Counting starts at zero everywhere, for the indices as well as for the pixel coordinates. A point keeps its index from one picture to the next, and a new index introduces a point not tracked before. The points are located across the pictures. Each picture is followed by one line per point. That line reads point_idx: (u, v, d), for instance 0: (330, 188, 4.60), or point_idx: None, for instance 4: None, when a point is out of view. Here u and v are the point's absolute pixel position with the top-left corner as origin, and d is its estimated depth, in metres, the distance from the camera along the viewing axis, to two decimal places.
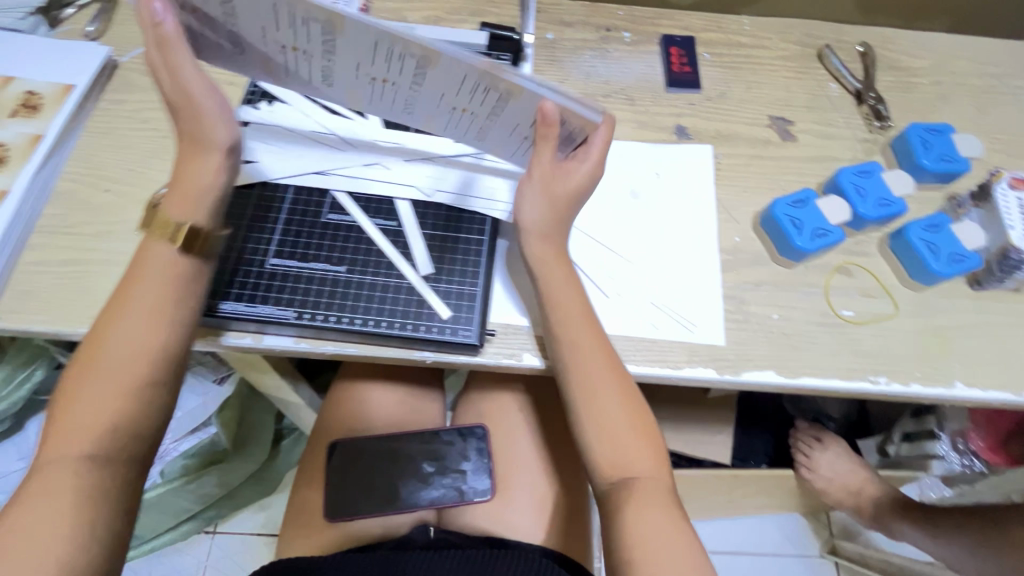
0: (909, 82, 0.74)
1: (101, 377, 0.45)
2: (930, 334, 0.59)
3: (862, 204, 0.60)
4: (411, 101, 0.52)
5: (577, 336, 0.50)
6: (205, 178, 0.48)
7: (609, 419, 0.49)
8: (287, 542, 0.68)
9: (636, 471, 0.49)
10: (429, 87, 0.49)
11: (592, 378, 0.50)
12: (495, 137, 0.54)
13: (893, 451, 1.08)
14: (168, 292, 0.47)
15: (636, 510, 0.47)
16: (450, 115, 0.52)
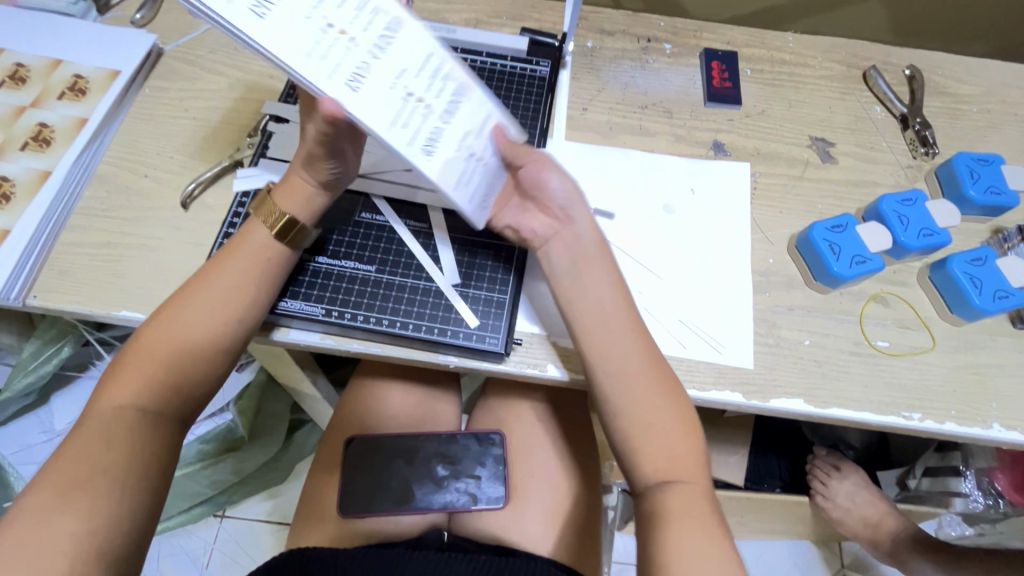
0: (956, 109, 0.72)
1: (146, 364, 0.44)
2: (968, 372, 0.57)
3: (904, 233, 0.58)
4: (352, 73, 0.39)
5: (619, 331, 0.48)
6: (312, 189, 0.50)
7: (648, 421, 0.47)
8: (298, 535, 0.68)
9: (677, 474, 0.46)
10: (385, 59, 0.40)
11: (631, 372, 0.48)
12: (447, 139, 0.43)
13: (913, 486, 1.05)
14: (244, 291, 0.48)
15: (676, 520, 0.44)
16: (400, 107, 0.41)
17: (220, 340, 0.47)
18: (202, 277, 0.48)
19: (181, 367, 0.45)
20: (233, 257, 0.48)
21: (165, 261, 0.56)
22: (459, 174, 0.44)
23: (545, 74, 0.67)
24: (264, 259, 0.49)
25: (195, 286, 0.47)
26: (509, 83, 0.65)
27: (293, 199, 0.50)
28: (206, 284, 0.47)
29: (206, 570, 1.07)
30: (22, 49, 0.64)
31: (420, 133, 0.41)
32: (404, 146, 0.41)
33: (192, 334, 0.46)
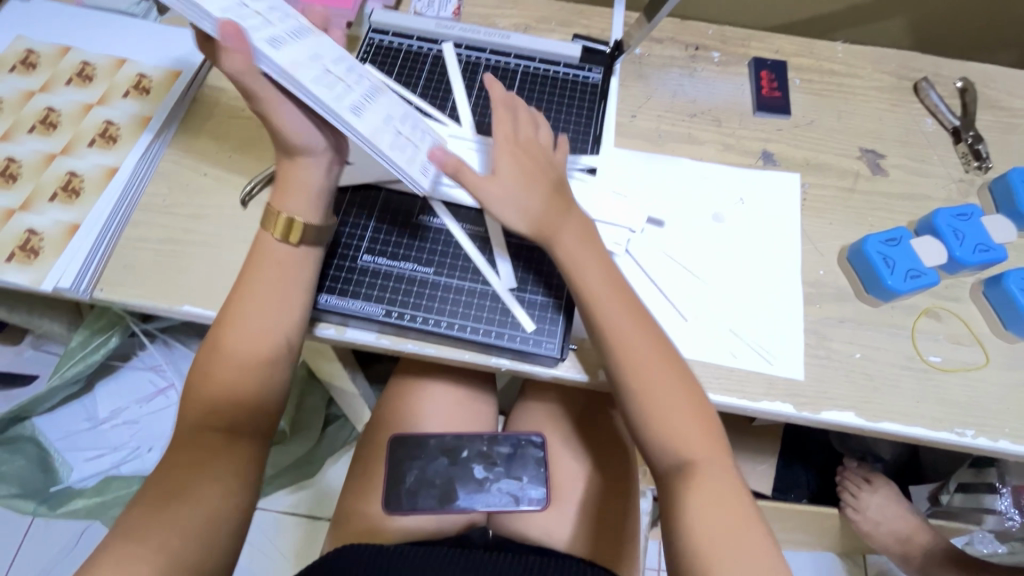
0: (1009, 123, 0.71)
1: (215, 381, 0.47)
2: (1023, 390, 0.56)
3: (959, 248, 0.58)
4: (273, 42, 0.42)
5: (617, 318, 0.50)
6: (309, 177, 0.49)
7: (663, 408, 0.48)
8: (340, 529, 0.69)
9: (697, 455, 0.48)
10: (305, 44, 0.45)
11: (636, 358, 0.49)
12: (377, 109, 0.47)
13: (945, 501, 1.03)
14: (273, 296, 0.48)
15: (701, 499, 0.46)
16: (325, 74, 0.44)
17: (268, 347, 0.48)
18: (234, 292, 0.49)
19: (243, 377, 0.47)
20: (260, 265, 0.49)
21: (226, 258, 0.58)
22: (395, 140, 0.46)
23: (598, 81, 0.67)
24: (282, 262, 0.49)
25: (234, 299, 0.48)
26: (562, 89, 0.66)
27: (286, 196, 0.49)
28: (236, 297, 0.48)
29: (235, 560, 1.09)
30: (88, 48, 0.66)
31: (350, 98, 0.45)
32: (331, 100, 0.43)
33: (242, 347, 0.47)
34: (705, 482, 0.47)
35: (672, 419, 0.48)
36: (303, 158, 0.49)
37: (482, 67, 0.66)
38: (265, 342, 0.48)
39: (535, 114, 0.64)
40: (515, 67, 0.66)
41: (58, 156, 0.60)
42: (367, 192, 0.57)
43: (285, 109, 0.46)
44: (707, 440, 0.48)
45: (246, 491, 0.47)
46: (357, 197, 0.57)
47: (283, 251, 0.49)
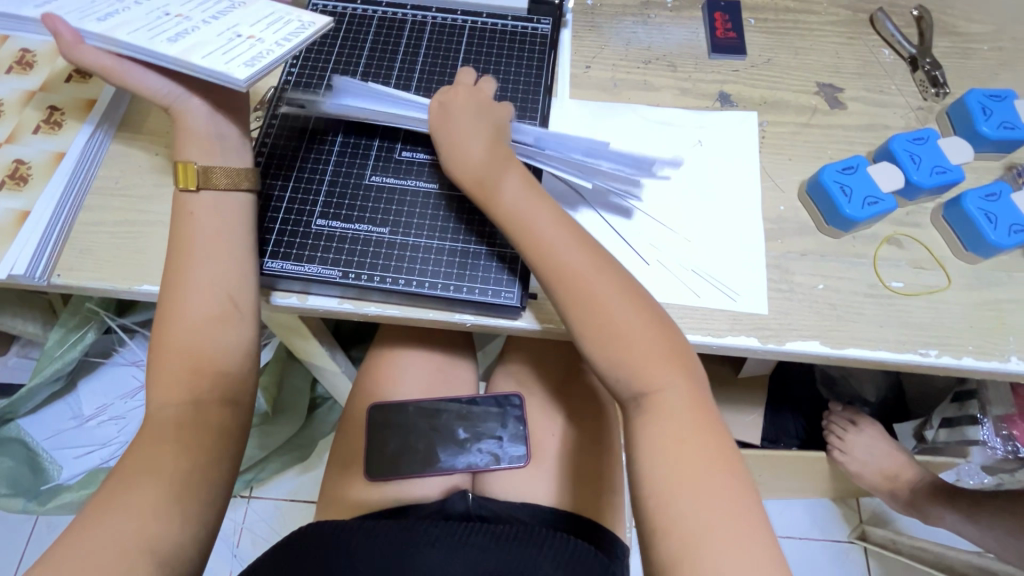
0: (967, 48, 0.71)
1: (172, 347, 0.47)
2: (986, 309, 0.56)
3: (916, 171, 0.58)
4: (184, 33, 0.47)
5: (565, 251, 0.49)
6: (202, 125, 0.51)
7: (622, 338, 0.48)
8: (327, 500, 0.70)
9: (657, 392, 0.47)
10: (227, 20, 0.50)
11: (591, 297, 0.48)
12: (206, 34, 0.48)
13: (931, 437, 1.06)
14: (216, 255, 0.49)
15: (658, 432, 0.46)
16: (230, 40, 0.47)
17: (215, 305, 0.48)
18: (175, 257, 0.49)
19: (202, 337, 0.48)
20: (200, 225, 0.49)
21: None
22: (219, 52, 0.46)
23: (547, 32, 0.66)
24: (220, 220, 0.50)
25: (177, 261, 0.49)
26: (511, 42, 0.65)
27: (187, 148, 0.50)
28: (177, 260, 0.49)
29: (237, 549, 1.10)
30: (26, 35, 0.65)
31: (174, 33, 0.47)
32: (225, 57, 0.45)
33: (193, 308, 0.48)
34: (666, 414, 0.46)
35: (628, 352, 0.48)
36: (177, 108, 0.50)
37: (429, 26, 0.64)
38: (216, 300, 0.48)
39: (484, 70, 0.63)
40: (462, 24, 0.65)
41: (4, 145, 0.59)
42: (317, 158, 0.57)
43: (131, 71, 0.48)
44: (668, 372, 0.48)
45: (215, 460, 0.47)
46: (308, 164, 0.57)
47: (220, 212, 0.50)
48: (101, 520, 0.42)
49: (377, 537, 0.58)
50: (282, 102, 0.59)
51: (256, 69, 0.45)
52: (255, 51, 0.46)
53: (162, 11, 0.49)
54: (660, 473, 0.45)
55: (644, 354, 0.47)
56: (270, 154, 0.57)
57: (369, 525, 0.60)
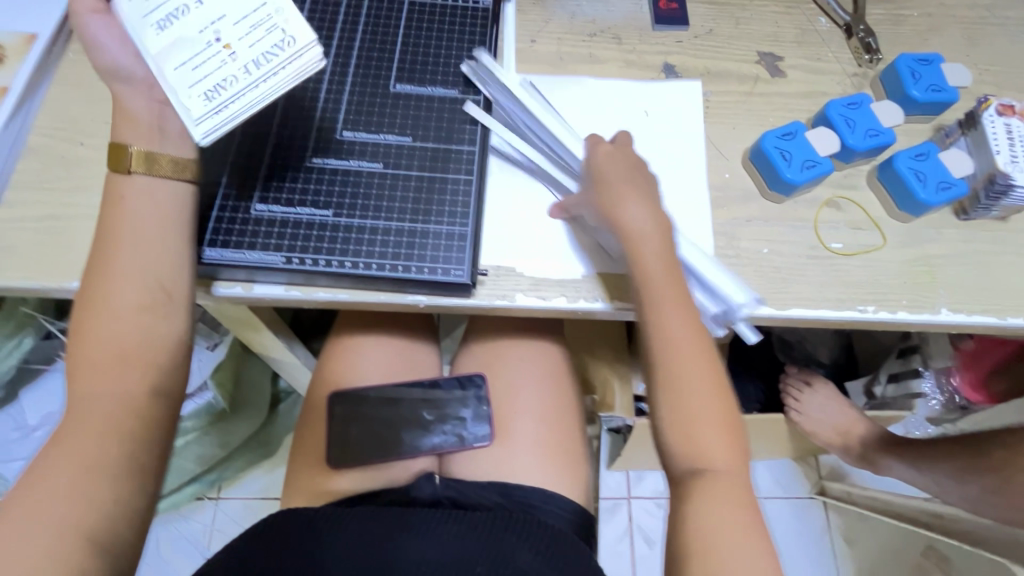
0: (898, 15, 0.73)
1: (96, 343, 0.45)
2: (918, 265, 0.59)
3: (851, 135, 0.60)
4: (172, 14, 0.45)
5: (670, 325, 0.51)
6: (137, 103, 0.47)
7: (696, 412, 0.50)
8: (291, 492, 0.69)
9: (713, 464, 0.49)
10: (218, 3, 0.46)
11: (674, 367, 0.50)
12: (185, 27, 0.45)
13: (880, 393, 1.11)
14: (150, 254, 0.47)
15: (707, 504, 0.48)
16: (212, 46, 0.45)
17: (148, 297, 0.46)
18: (100, 251, 0.46)
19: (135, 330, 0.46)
20: (131, 213, 0.46)
21: None
22: (188, 69, 0.45)
23: (488, 5, 0.65)
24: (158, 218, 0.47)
25: (104, 251, 0.46)
26: (452, 18, 0.62)
27: (123, 128, 0.47)
28: (106, 252, 0.46)
29: (207, 551, 1.08)
30: None
31: (164, 13, 0.45)
32: (192, 87, 0.45)
33: (123, 298, 0.46)
34: (723, 491, 0.48)
35: (698, 423, 0.49)
36: (110, 78, 0.47)
37: (365, 2, 0.62)
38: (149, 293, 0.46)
39: (424, 45, 0.60)
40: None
41: None
42: (253, 141, 0.55)
43: (93, 25, 0.45)
44: (728, 446, 0.50)
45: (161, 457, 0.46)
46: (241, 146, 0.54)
47: (151, 201, 0.47)
48: (38, 527, 0.41)
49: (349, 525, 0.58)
50: None
51: (214, 117, 0.45)
52: (222, 73, 0.45)
53: None
54: (704, 527, 0.47)
55: (713, 428, 0.49)
56: None
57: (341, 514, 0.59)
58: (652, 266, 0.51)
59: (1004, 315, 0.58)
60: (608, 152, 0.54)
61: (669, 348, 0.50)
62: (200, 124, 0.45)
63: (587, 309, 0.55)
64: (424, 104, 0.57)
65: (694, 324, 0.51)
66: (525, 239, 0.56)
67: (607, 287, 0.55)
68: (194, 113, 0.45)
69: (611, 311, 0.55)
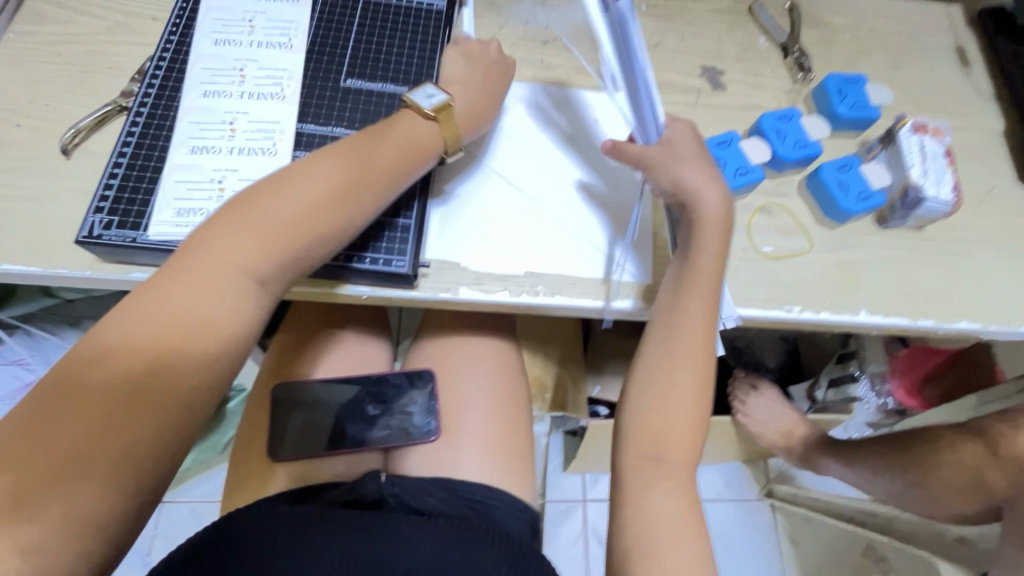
0: (831, 38, 0.78)
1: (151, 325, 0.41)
2: (841, 269, 0.63)
3: (781, 146, 0.64)
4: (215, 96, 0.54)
5: (690, 319, 0.53)
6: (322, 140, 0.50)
7: (674, 406, 0.51)
8: (232, 487, 0.68)
9: (671, 453, 0.51)
10: (251, 114, 0.54)
11: (676, 350, 0.53)
12: (202, 155, 0.52)
13: (821, 397, 1.15)
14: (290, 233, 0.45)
15: (660, 491, 0.49)
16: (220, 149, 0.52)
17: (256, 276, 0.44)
18: (254, 201, 0.46)
19: (178, 296, 0.42)
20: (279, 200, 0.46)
21: (49, 210, 0.53)
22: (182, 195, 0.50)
23: (442, 9, 0.66)
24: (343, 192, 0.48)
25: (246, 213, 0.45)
26: (405, 18, 0.63)
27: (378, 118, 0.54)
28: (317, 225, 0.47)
29: (148, 558, 1.04)
30: None
31: (214, 91, 0.54)
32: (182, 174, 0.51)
33: (233, 263, 0.43)
34: (675, 485, 0.49)
35: (669, 415, 0.51)
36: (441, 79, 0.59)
37: None
38: (236, 266, 0.43)
39: (377, 43, 0.61)
40: None
41: None
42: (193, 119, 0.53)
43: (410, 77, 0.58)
44: (689, 444, 0.51)
45: None
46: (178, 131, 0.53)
47: (366, 135, 0.51)
48: None
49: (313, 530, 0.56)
50: (161, 67, 0.56)
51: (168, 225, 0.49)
52: (197, 204, 0.50)
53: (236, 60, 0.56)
54: (656, 517, 0.47)
55: (684, 427, 0.51)
56: (146, 120, 0.53)
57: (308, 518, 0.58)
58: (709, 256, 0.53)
59: (917, 316, 0.62)
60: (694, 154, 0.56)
61: (684, 333, 0.53)
62: (150, 227, 0.49)
63: (529, 303, 0.57)
64: (374, 100, 0.58)
65: (709, 317, 0.53)
66: (469, 234, 0.58)
67: (548, 283, 0.57)
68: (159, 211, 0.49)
69: (637, 311, 0.58)
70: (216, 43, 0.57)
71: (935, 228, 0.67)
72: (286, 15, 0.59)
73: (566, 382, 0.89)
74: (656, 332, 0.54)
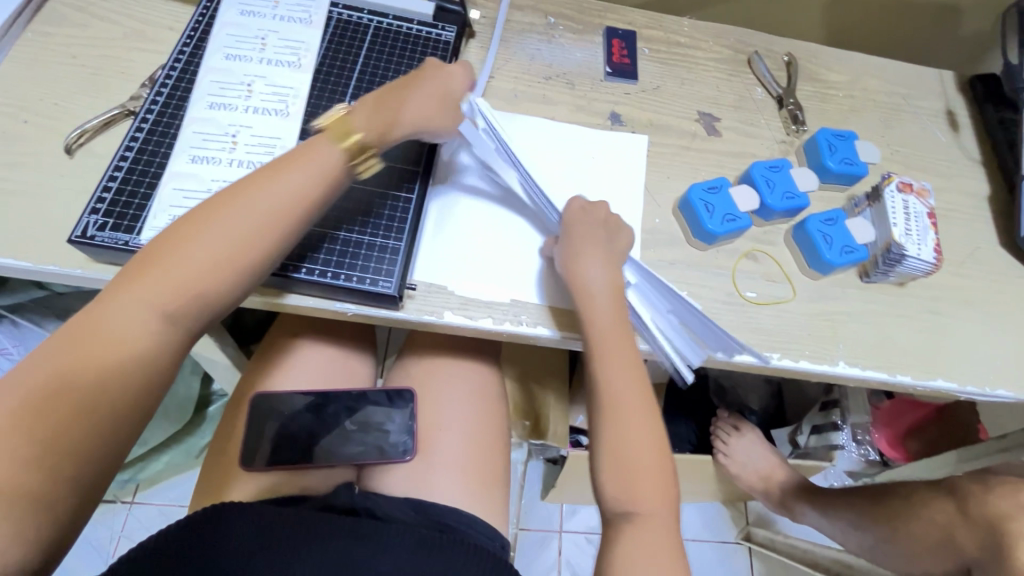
0: (825, 93, 0.81)
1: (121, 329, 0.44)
2: (822, 319, 0.64)
3: (769, 195, 0.65)
4: (218, 108, 0.56)
5: (613, 378, 0.54)
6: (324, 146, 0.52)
7: (635, 460, 0.52)
8: (201, 494, 0.67)
9: (642, 505, 0.51)
10: (251, 128, 0.56)
11: (618, 405, 0.54)
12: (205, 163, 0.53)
13: (803, 442, 1.14)
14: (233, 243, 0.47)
15: (635, 545, 0.49)
16: (213, 160, 0.54)
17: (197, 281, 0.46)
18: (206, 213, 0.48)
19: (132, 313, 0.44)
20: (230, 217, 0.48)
21: (47, 205, 0.54)
22: (178, 201, 0.52)
23: (451, 39, 0.68)
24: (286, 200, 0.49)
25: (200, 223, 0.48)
26: (414, 45, 0.65)
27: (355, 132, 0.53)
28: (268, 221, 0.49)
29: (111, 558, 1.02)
30: None
31: (218, 103, 0.56)
32: (174, 184, 0.52)
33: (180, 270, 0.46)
34: (647, 537, 0.50)
35: (634, 470, 0.52)
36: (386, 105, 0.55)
37: (333, 21, 0.64)
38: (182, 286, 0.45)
39: (384, 68, 0.63)
40: (367, 23, 0.65)
41: None
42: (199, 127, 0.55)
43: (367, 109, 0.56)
44: (660, 493, 0.52)
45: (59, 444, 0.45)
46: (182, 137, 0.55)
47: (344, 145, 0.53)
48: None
49: (294, 531, 0.56)
50: (171, 75, 0.58)
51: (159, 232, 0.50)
52: None
53: (244, 74, 0.58)
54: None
55: (649, 477, 0.52)
56: (151, 126, 0.55)
57: (290, 517, 0.57)
58: (598, 318, 0.55)
59: (894, 372, 0.63)
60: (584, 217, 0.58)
61: (611, 389, 0.54)
62: (144, 231, 0.50)
63: (511, 331, 0.57)
64: None
65: (635, 369, 0.55)
66: (458, 257, 0.59)
67: (532, 314, 0.58)
68: (151, 220, 0.51)
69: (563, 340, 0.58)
70: (226, 56, 0.59)
71: (916, 285, 0.68)
72: (298, 34, 0.62)
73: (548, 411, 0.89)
74: (592, 391, 0.55)
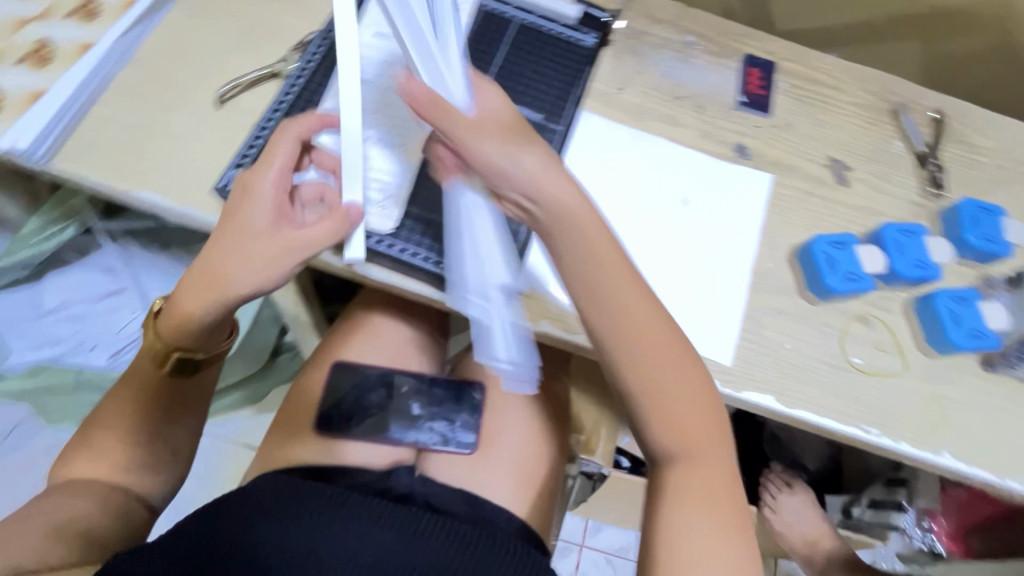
0: (972, 159, 0.74)
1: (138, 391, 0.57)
2: (931, 402, 0.60)
3: (899, 260, 0.62)
4: (360, 91, 0.60)
5: (696, 430, 0.50)
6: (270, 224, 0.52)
7: (694, 535, 0.47)
8: (271, 444, 0.70)
9: None
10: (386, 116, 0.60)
11: (693, 467, 0.49)
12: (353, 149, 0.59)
13: (857, 514, 1.09)
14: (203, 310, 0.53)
15: None
16: None
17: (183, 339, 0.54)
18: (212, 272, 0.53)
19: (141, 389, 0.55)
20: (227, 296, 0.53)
21: (193, 150, 0.57)
22: (317, 175, 0.57)
23: (590, 46, 0.67)
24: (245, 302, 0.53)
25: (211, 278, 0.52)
26: (552, 49, 0.66)
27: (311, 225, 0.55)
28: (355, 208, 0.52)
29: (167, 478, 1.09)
30: None
31: (361, 87, 0.60)
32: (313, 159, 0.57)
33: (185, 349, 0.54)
34: None
35: (692, 540, 0.47)
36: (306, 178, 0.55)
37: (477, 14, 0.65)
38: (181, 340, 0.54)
39: (519, 68, 0.64)
40: (510, 19, 0.66)
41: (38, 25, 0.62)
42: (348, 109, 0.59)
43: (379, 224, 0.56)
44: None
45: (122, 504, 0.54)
46: None
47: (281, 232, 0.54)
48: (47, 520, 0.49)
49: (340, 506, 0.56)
50: (320, 51, 0.61)
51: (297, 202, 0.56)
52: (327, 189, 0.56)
53: (387, 61, 0.61)
54: None
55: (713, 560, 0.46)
56: (296, 97, 0.60)
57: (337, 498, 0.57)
58: (659, 355, 0.50)
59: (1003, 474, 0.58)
60: (605, 241, 0.49)
61: (676, 437, 0.50)
62: None
63: (596, 351, 0.57)
64: None
65: (718, 428, 0.50)
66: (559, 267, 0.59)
67: None
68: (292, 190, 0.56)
69: None
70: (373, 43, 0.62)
71: None
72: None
73: (600, 429, 0.88)
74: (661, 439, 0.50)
